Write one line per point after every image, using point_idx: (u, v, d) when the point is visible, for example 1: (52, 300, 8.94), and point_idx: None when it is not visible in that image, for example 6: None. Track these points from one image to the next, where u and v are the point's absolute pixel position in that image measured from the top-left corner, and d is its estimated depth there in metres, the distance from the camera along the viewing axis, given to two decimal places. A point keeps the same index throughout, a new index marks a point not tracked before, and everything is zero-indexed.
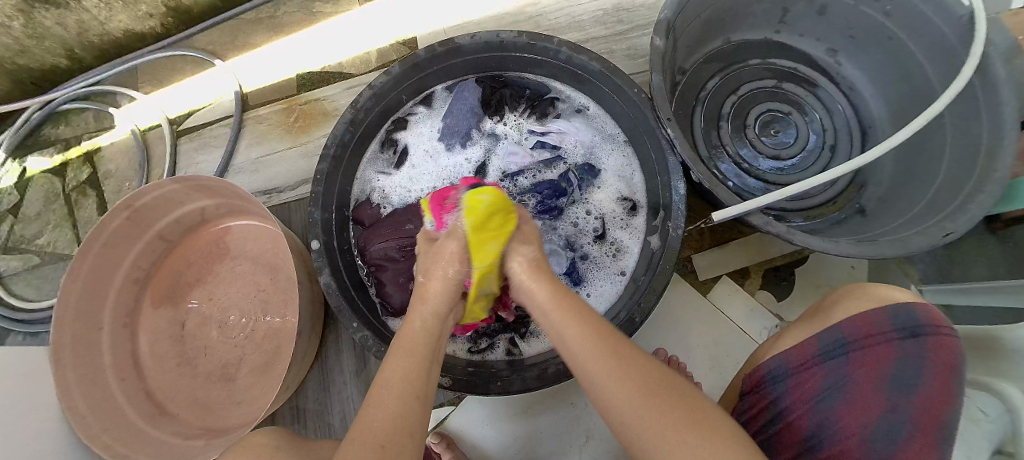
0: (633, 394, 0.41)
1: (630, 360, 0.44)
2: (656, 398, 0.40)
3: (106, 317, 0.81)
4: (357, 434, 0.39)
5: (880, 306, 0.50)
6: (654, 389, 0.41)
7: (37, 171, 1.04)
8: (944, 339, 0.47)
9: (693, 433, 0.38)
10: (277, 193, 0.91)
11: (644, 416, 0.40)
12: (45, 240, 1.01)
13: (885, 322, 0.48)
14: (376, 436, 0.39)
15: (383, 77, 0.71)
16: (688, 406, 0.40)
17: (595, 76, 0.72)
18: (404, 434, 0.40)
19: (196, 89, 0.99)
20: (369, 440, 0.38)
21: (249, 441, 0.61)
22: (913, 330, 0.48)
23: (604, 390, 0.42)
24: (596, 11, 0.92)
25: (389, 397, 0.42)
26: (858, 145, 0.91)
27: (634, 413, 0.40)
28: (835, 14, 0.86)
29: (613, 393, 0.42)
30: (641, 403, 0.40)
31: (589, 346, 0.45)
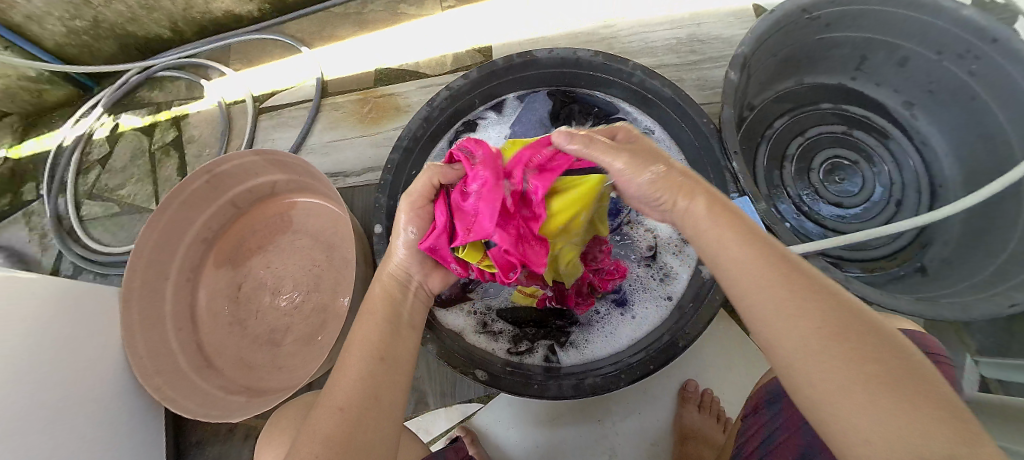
0: (814, 339, 0.34)
1: (826, 304, 0.36)
2: (848, 348, 0.33)
3: (173, 269, 0.88)
4: (325, 400, 0.43)
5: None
6: (844, 334, 0.34)
7: (129, 128, 1.14)
8: (943, 369, 0.51)
9: (885, 395, 0.31)
10: (344, 177, 0.97)
11: (821, 365, 0.34)
12: (127, 192, 1.10)
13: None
14: (337, 400, 0.42)
15: (462, 80, 0.76)
16: (890, 363, 0.33)
17: (666, 102, 0.74)
18: (370, 402, 0.42)
19: (282, 71, 1.06)
20: (329, 406, 0.42)
21: (291, 408, 0.64)
22: (913, 362, 0.52)
23: (772, 327, 0.37)
24: (669, 39, 0.94)
25: (353, 362, 0.45)
26: (926, 204, 0.88)
27: (813, 361, 0.34)
28: (916, 67, 0.85)
29: (788, 333, 0.35)
30: (819, 348, 0.34)
31: (766, 279, 0.38)
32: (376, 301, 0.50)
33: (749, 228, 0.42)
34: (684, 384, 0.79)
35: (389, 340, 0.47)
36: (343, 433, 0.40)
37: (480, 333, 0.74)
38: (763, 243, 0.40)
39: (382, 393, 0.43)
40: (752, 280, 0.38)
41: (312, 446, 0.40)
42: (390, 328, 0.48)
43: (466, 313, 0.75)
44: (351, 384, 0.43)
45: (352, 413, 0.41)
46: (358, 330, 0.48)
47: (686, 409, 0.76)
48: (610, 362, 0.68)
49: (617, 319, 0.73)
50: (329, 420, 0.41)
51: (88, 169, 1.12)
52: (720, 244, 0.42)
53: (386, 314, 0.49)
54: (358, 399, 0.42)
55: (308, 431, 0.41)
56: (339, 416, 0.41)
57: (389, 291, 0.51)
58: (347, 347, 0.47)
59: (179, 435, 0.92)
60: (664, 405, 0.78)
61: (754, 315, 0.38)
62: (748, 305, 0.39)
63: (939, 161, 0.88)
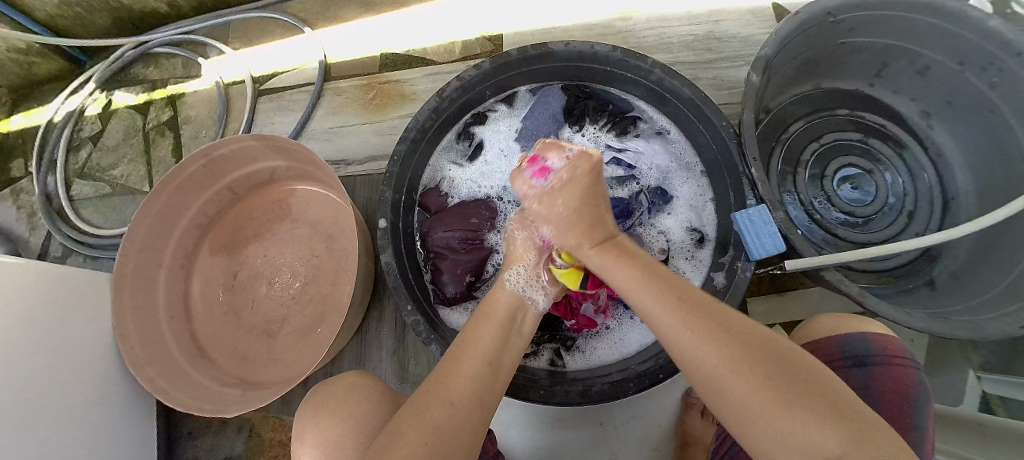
0: (715, 358, 0.40)
1: (720, 325, 0.42)
2: (742, 361, 0.39)
3: (166, 255, 0.85)
4: (436, 390, 0.44)
5: (830, 336, 0.57)
6: (738, 353, 0.40)
7: (122, 105, 1.10)
8: (894, 366, 0.53)
9: (787, 399, 0.36)
10: (347, 165, 0.94)
11: (727, 377, 0.39)
12: (119, 172, 1.06)
13: (831, 350, 0.55)
14: (451, 394, 0.44)
15: (473, 71, 0.71)
16: (787, 372, 0.38)
17: (684, 102, 0.71)
18: (476, 403, 0.44)
19: (284, 52, 1.02)
20: (439, 397, 0.43)
21: None
22: (860, 358, 0.53)
23: (684, 348, 0.42)
24: (687, 36, 0.91)
25: (469, 362, 0.47)
26: (938, 217, 0.86)
27: (720, 374, 0.39)
28: (936, 76, 0.83)
29: (698, 352, 0.41)
30: (722, 361, 0.40)
31: (669, 305, 0.45)
32: (497, 307, 0.53)
33: (650, 266, 0.50)
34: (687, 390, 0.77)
35: (502, 348, 0.49)
36: (451, 426, 0.41)
37: None
38: (664, 278, 0.48)
39: (486, 398, 0.45)
40: (660, 312, 0.45)
41: (419, 432, 0.40)
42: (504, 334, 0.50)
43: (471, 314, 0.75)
44: (468, 381, 0.45)
45: (462, 411, 0.43)
46: (475, 332, 0.50)
47: (688, 416, 0.74)
48: (618, 368, 0.67)
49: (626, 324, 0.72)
50: (441, 413, 0.42)
51: (79, 146, 1.08)
52: (621, 273, 0.51)
53: (502, 321, 0.52)
54: (468, 398, 0.44)
55: (410, 417, 0.42)
56: (450, 410, 0.42)
57: (509, 299, 0.54)
58: (461, 343, 0.49)
59: (171, 424, 0.90)
60: (666, 412, 0.77)
61: (667, 342, 0.44)
62: (661, 332, 0.45)
63: (953, 174, 0.86)
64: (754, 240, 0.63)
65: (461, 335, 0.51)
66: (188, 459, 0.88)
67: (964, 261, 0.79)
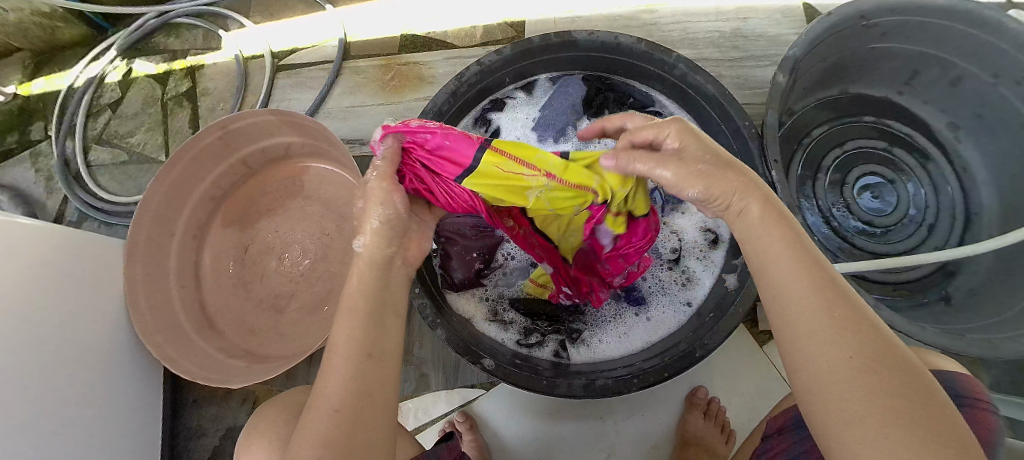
0: (844, 357, 0.34)
1: (865, 329, 0.35)
2: (875, 370, 0.33)
3: (179, 224, 0.86)
4: (315, 402, 0.38)
5: (916, 366, 0.52)
6: (874, 361, 0.33)
7: (142, 74, 1.10)
8: (980, 411, 0.47)
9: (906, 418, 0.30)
10: (360, 145, 0.94)
11: (848, 379, 0.33)
12: (136, 140, 1.07)
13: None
14: (331, 402, 0.38)
15: (494, 56, 0.71)
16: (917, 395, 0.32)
17: (706, 99, 0.70)
18: (363, 399, 0.39)
19: (304, 29, 1.02)
20: (321, 411, 0.38)
21: (296, 388, 0.63)
22: (943, 396, 0.48)
23: (805, 332, 0.36)
24: (712, 33, 0.89)
25: (331, 358, 0.40)
26: (958, 233, 0.84)
27: (845, 374, 0.33)
28: (967, 88, 0.80)
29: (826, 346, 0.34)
30: (844, 361, 0.34)
31: (818, 288, 0.37)
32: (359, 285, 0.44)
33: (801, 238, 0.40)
34: (692, 390, 0.77)
35: (373, 331, 0.42)
36: (345, 436, 0.37)
37: (490, 322, 0.73)
38: (812, 256, 0.39)
39: (379, 390, 0.40)
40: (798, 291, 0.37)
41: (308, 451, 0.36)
42: (371, 318, 0.42)
43: (478, 300, 0.75)
44: (336, 382, 0.39)
45: (351, 417, 0.38)
46: (339, 327, 0.41)
47: (690, 415, 0.74)
48: (623, 364, 0.67)
49: (633, 320, 0.72)
50: (327, 423, 0.37)
51: (98, 113, 1.09)
52: (762, 234, 0.41)
53: (371, 303, 0.43)
54: (348, 397, 0.38)
55: (300, 429, 0.38)
56: (337, 416, 0.37)
57: (371, 277, 0.45)
58: (328, 344, 0.41)
59: (176, 391, 0.92)
60: (668, 410, 0.77)
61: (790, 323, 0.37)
62: (784, 309, 0.38)
63: (978, 189, 0.84)
64: None
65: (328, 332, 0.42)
66: (192, 426, 0.90)
67: (983, 279, 0.77)
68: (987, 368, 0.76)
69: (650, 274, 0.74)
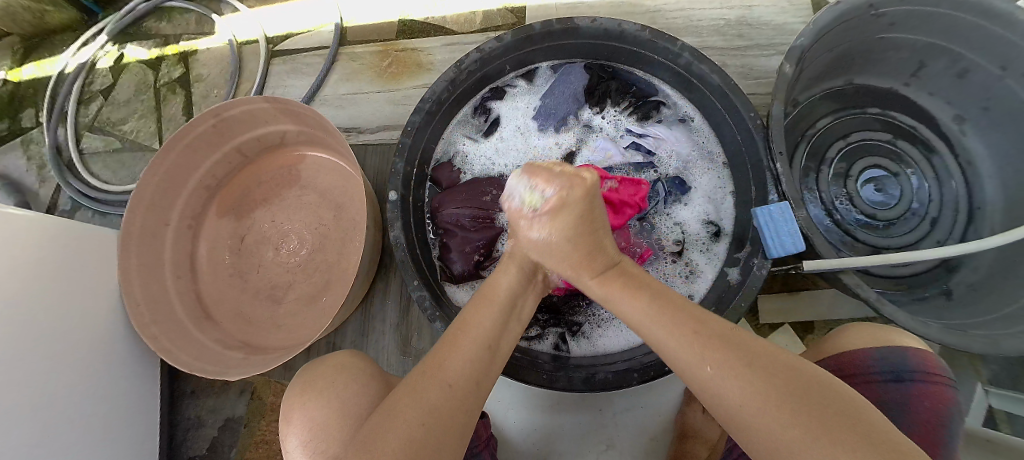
0: (746, 397, 0.37)
1: (754, 366, 0.38)
2: (779, 402, 0.36)
3: (174, 214, 0.85)
4: (433, 369, 0.42)
5: (868, 349, 0.54)
6: (770, 394, 0.36)
7: (134, 59, 1.08)
8: (934, 386, 0.51)
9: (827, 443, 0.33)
10: (357, 134, 0.92)
11: (760, 419, 0.36)
12: (129, 128, 1.05)
13: (869, 364, 0.53)
14: (447, 375, 0.41)
15: (495, 43, 0.69)
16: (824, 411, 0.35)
17: (710, 89, 0.68)
18: (471, 386, 0.42)
19: (300, 13, 0.99)
20: (433, 378, 0.41)
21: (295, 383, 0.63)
22: (897, 375, 0.52)
23: (703, 382, 0.39)
24: (717, 21, 0.88)
25: (468, 340, 0.44)
26: (961, 227, 0.84)
27: (748, 414, 0.37)
28: (976, 80, 0.79)
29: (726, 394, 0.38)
30: (748, 397, 0.37)
31: (697, 345, 0.40)
32: (500, 289, 0.49)
33: (667, 298, 0.45)
34: (691, 383, 0.76)
35: (502, 330, 0.46)
36: (447, 407, 0.40)
37: None
38: (684, 311, 0.43)
39: (482, 381, 0.43)
40: (684, 351, 0.41)
41: (412, 412, 0.39)
42: (504, 319, 0.47)
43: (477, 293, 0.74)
44: (462, 362, 0.42)
45: (458, 392, 0.41)
46: (476, 315, 0.47)
47: (689, 408, 0.74)
48: (623, 358, 0.66)
49: None
50: (438, 394, 0.40)
51: (90, 99, 1.07)
52: (630, 304, 0.46)
53: (505, 304, 0.48)
54: (466, 378, 0.42)
55: (408, 391, 0.41)
56: (449, 391, 0.40)
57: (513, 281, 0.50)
58: (461, 324, 0.46)
59: (174, 382, 0.91)
60: (666, 403, 0.77)
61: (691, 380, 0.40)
62: (681, 367, 0.41)
63: (981, 182, 0.83)
64: (773, 238, 0.61)
65: (464, 314, 0.48)
66: (190, 417, 0.90)
67: (985, 273, 0.76)
68: (986, 362, 0.76)
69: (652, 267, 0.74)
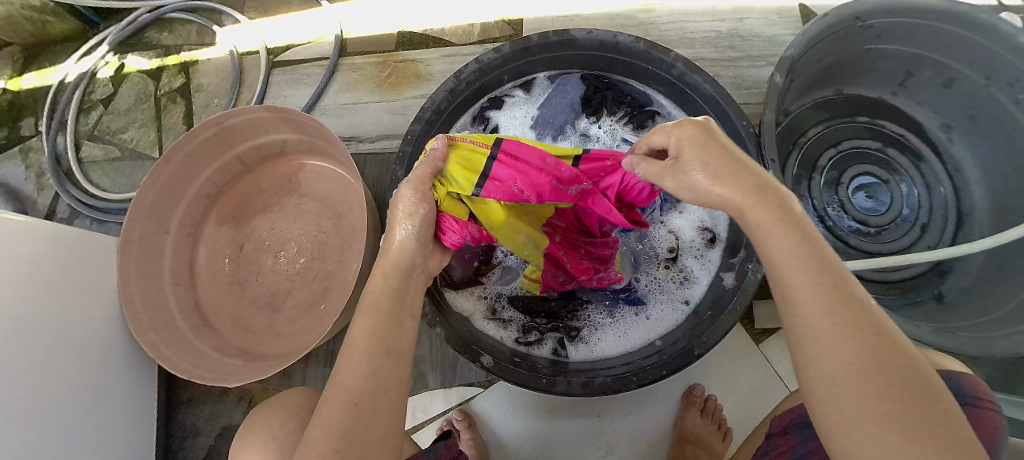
0: (843, 357, 0.33)
1: (869, 329, 0.34)
2: (870, 369, 0.32)
3: (173, 222, 0.85)
4: (333, 394, 0.39)
5: (932, 372, 0.52)
6: (868, 360, 0.32)
7: (135, 69, 1.09)
8: (987, 412, 0.48)
9: (896, 416, 0.30)
10: (357, 142, 0.93)
11: (840, 377, 0.32)
12: (129, 136, 1.06)
13: (935, 385, 0.51)
14: (348, 395, 0.39)
15: (493, 54, 0.71)
16: (912, 389, 0.31)
17: (703, 99, 0.70)
18: (381, 393, 0.40)
19: (301, 25, 1.01)
20: (334, 402, 0.39)
21: (295, 390, 0.63)
22: (953, 399, 0.49)
23: (804, 319, 0.36)
24: (710, 33, 0.90)
25: (355, 353, 0.41)
26: (951, 233, 0.85)
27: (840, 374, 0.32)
28: (960, 90, 0.81)
29: (821, 347, 0.34)
30: (841, 354, 0.33)
31: (820, 292, 0.36)
32: (381, 288, 0.47)
33: (813, 243, 0.38)
34: (689, 388, 0.77)
35: (393, 332, 0.43)
36: (355, 427, 0.37)
37: (489, 320, 0.74)
38: (824, 257, 0.37)
39: (392, 387, 0.40)
40: (805, 292, 0.36)
41: (325, 440, 0.37)
42: (390, 320, 0.44)
43: (476, 298, 0.75)
44: (354, 376, 0.40)
45: (366, 410, 0.38)
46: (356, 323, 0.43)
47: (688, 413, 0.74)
48: (621, 362, 0.67)
49: (630, 319, 0.72)
50: (340, 415, 0.38)
51: (90, 108, 1.08)
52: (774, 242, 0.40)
53: (390, 307, 0.45)
54: (361, 392, 0.39)
55: (317, 416, 0.39)
56: (353, 411, 0.38)
57: (389, 284, 0.47)
58: (348, 343, 0.43)
59: (171, 390, 0.91)
60: (665, 408, 0.77)
61: (795, 323, 0.36)
62: (791, 304, 0.37)
63: (969, 189, 0.85)
64: None
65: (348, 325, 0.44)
66: (187, 425, 0.89)
67: (975, 277, 0.78)
68: (979, 366, 0.77)
69: (649, 273, 0.75)
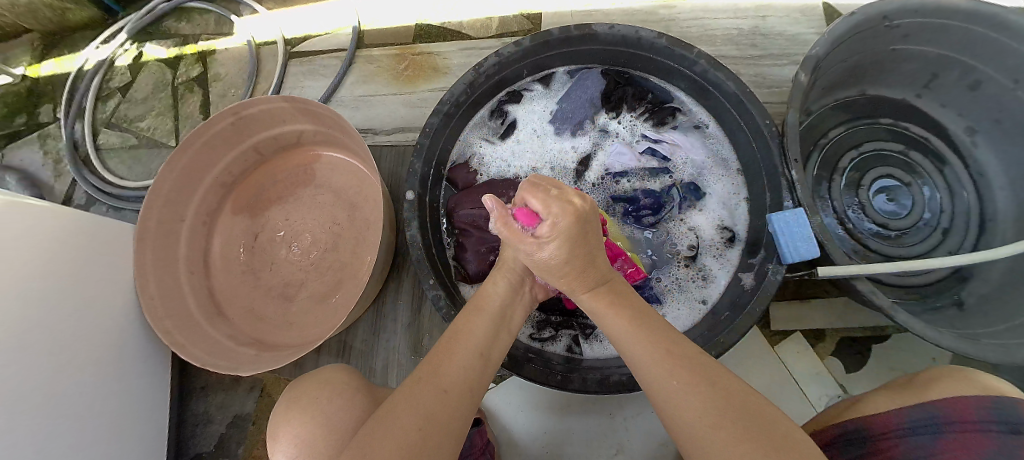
0: (694, 399, 0.41)
1: (703, 375, 0.42)
2: (719, 412, 0.39)
3: (189, 211, 0.85)
4: (427, 376, 0.44)
5: (984, 395, 0.44)
6: (713, 400, 0.40)
7: (153, 58, 1.09)
8: None
9: (753, 441, 0.36)
10: (372, 135, 0.93)
11: (694, 418, 0.40)
12: (146, 125, 1.06)
13: (986, 411, 0.42)
14: (441, 382, 0.44)
15: (513, 47, 0.70)
16: (751, 417, 0.38)
17: (726, 96, 0.69)
18: (466, 390, 0.45)
19: (319, 16, 1.01)
20: (420, 383, 0.44)
21: (308, 381, 0.63)
22: (1014, 427, 0.41)
23: (655, 391, 0.44)
24: (731, 30, 0.89)
25: (462, 349, 0.47)
26: (974, 238, 0.84)
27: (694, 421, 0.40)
28: (987, 93, 0.79)
29: (673, 398, 0.42)
30: (689, 398, 0.41)
31: (657, 354, 0.45)
32: (491, 300, 0.53)
33: (644, 317, 0.49)
34: None
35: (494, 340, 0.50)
36: (443, 413, 0.42)
37: None
38: (656, 327, 0.48)
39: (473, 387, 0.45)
40: (644, 359, 0.46)
41: (411, 416, 0.40)
42: (495, 329, 0.51)
43: None
44: (459, 370, 0.45)
45: (454, 399, 0.43)
46: (465, 324, 0.50)
47: None
48: None
49: None
50: (433, 399, 0.42)
51: (108, 96, 1.08)
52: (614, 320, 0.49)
53: (494, 314, 0.52)
54: (461, 385, 0.44)
55: (405, 394, 0.43)
56: (444, 397, 0.43)
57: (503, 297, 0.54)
58: (453, 338, 0.49)
59: (184, 377, 0.92)
60: None
61: (649, 388, 0.45)
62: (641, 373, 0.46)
63: (994, 194, 0.83)
64: (788, 244, 0.61)
65: (456, 323, 0.51)
66: (199, 413, 0.90)
67: (998, 284, 0.76)
68: (999, 374, 0.76)
69: (667, 271, 0.74)
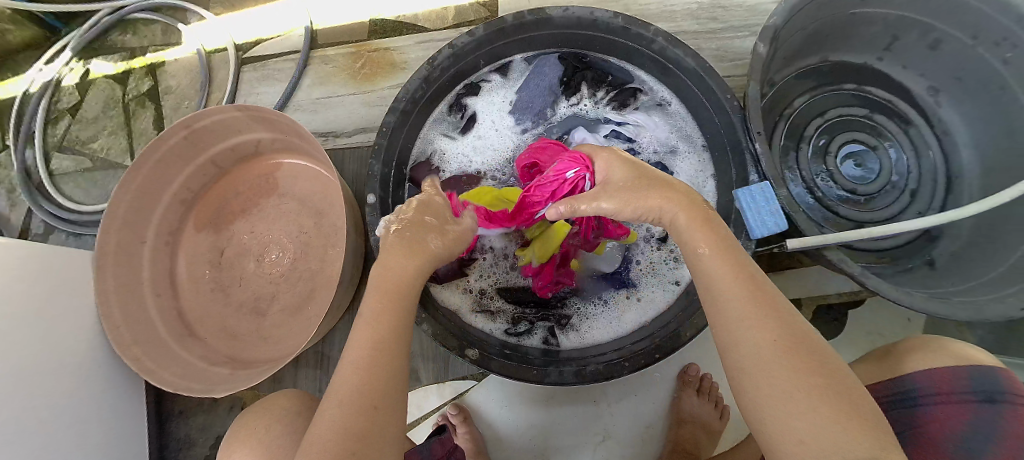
0: (767, 337, 0.38)
1: (785, 316, 0.40)
2: (794, 353, 0.37)
3: (150, 231, 0.83)
4: (347, 394, 0.41)
5: (961, 364, 0.47)
6: (790, 342, 0.38)
7: (100, 74, 1.05)
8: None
9: (795, 352, 0.38)
10: (333, 138, 0.90)
11: (733, 307, 0.41)
12: (100, 145, 1.02)
13: (965, 381, 0.46)
14: (366, 398, 0.40)
15: (466, 37, 0.68)
16: (817, 356, 0.38)
17: (685, 73, 0.68)
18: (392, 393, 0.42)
19: (268, 19, 0.97)
20: (363, 399, 0.40)
21: (281, 396, 0.62)
22: (988, 394, 0.45)
23: (730, 324, 0.41)
24: (690, 4, 0.87)
25: (367, 354, 0.43)
26: (941, 197, 0.84)
27: (762, 354, 0.38)
28: (948, 51, 0.80)
29: (740, 325, 0.40)
30: (747, 330, 0.39)
31: (737, 285, 0.42)
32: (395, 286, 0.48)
33: (728, 241, 0.45)
34: (684, 368, 0.77)
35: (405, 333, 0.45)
36: (373, 427, 0.40)
37: (477, 313, 0.72)
38: (743, 262, 0.44)
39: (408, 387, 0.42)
40: (730, 280, 0.42)
41: (340, 440, 0.38)
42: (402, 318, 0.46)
43: (464, 292, 0.73)
44: (371, 378, 0.41)
45: (380, 409, 0.41)
46: (369, 324, 0.45)
47: (684, 393, 0.74)
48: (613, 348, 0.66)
49: (623, 304, 0.71)
50: (361, 416, 0.40)
51: (57, 119, 1.04)
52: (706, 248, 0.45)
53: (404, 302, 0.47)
54: (376, 393, 0.41)
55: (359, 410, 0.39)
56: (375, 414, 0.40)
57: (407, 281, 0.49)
58: (358, 336, 0.44)
59: (161, 401, 0.89)
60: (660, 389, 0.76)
61: (716, 316, 0.42)
62: (712, 294, 0.43)
63: (958, 152, 0.84)
64: (756, 218, 0.61)
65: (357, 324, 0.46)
66: (180, 436, 0.88)
67: (966, 241, 0.77)
68: (973, 330, 0.77)
69: (639, 256, 0.74)
